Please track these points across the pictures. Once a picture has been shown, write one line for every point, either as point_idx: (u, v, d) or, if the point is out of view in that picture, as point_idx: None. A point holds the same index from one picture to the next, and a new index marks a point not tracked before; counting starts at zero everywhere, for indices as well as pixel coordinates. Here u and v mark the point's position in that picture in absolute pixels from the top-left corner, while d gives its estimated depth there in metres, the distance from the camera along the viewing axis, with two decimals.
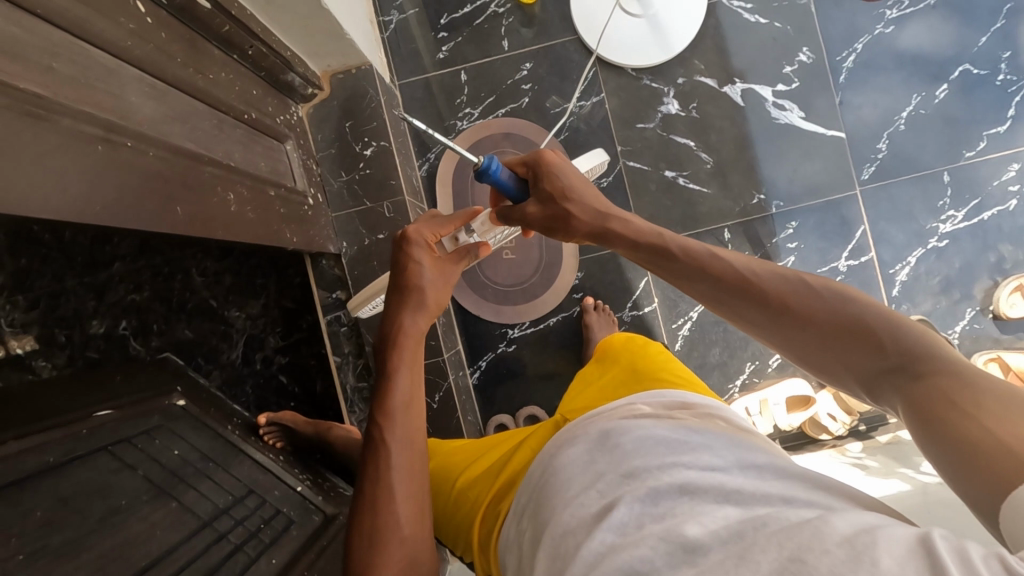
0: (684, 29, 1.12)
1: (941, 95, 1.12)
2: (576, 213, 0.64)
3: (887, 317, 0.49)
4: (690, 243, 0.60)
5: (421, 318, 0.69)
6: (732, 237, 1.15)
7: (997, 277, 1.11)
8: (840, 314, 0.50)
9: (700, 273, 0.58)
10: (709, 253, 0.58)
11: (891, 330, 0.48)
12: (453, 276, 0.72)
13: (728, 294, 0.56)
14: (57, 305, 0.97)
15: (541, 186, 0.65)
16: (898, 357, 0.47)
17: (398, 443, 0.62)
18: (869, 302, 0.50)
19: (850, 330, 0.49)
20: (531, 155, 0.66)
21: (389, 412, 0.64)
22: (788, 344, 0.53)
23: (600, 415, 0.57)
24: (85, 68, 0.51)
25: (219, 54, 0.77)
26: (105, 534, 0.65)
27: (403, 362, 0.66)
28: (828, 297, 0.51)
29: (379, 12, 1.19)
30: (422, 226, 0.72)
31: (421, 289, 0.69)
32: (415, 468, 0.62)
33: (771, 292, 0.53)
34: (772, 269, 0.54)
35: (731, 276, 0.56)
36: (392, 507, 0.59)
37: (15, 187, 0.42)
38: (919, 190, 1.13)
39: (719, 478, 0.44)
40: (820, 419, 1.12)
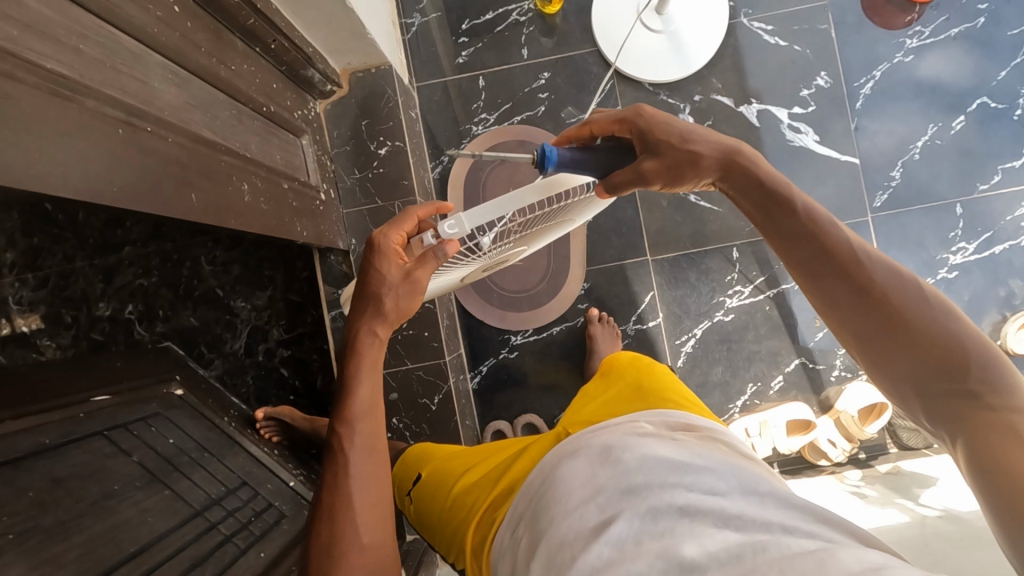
0: (703, 47, 1.12)
1: (958, 126, 1.12)
2: (694, 161, 0.58)
3: (976, 338, 0.50)
4: (812, 206, 0.57)
5: (379, 328, 0.66)
6: (741, 256, 1.14)
7: (1006, 312, 1.10)
8: (934, 322, 0.51)
9: (807, 239, 0.56)
10: (826, 223, 0.56)
11: (976, 351, 0.49)
12: (423, 282, 0.63)
13: (826, 265, 0.55)
14: (67, 285, 1.06)
15: (649, 132, 0.58)
16: (971, 377, 0.49)
17: (358, 453, 0.65)
18: (962, 320, 0.51)
19: (938, 338, 0.50)
20: (631, 104, 0.60)
21: (349, 422, 0.65)
22: (863, 331, 0.54)
23: (605, 428, 0.56)
24: (111, 52, 0.52)
25: (242, 46, 0.78)
26: (97, 517, 0.65)
27: (362, 374, 0.66)
28: (929, 303, 0.52)
29: (402, 14, 1.20)
30: (388, 229, 0.65)
31: (379, 299, 0.64)
32: (375, 475, 0.65)
33: (875, 281, 0.53)
34: (885, 261, 0.54)
35: (843, 252, 0.55)
36: (352, 515, 0.62)
37: (36, 163, 0.42)
38: (930, 220, 1.13)
39: (719, 502, 0.44)
40: (819, 444, 1.10)
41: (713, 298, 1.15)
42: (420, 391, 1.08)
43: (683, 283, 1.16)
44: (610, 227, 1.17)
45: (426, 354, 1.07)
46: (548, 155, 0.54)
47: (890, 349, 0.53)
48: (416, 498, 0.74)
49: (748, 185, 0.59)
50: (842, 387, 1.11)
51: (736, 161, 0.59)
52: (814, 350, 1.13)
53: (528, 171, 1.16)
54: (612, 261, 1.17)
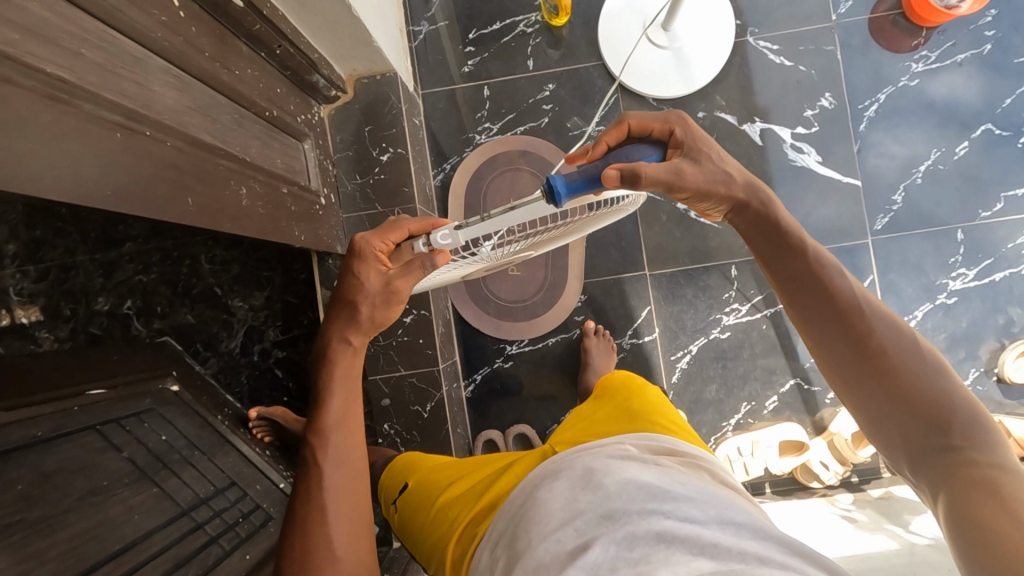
0: (708, 65, 1.12)
1: (962, 152, 1.12)
2: (727, 185, 0.59)
3: (962, 395, 0.53)
4: (819, 252, 0.58)
5: (353, 335, 0.67)
6: (739, 274, 1.14)
7: (1004, 340, 1.10)
8: (926, 377, 0.53)
9: (811, 283, 0.57)
10: (832, 271, 0.57)
11: (963, 407, 0.52)
12: (404, 289, 0.64)
13: (828, 314, 0.56)
14: (66, 278, 1.07)
15: (689, 145, 0.59)
16: (958, 432, 0.51)
17: (331, 463, 0.65)
18: (949, 375, 0.54)
19: (929, 393, 0.53)
20: (674, 114, 0.61)
21: (322, 433, 0.66)
22: (857, 380, 0.56)
23: (590, 449, 0.56)
24: (112, 55, 0.52)
25: (247, 50, 0.78)
26: (83, 513, 0.66)
27: (335, 384, 0.67)
28: (922, 358, 0.54)
29: (410, 21, 1.21)
30: (371, 236, 0.67)
31: (354, 305, 0.65)
32: (348, 486, 0.65)
33: (874, 330, 0.55)
34: (882, 309, 0.56)
35: (845, 298, 0.56)
36: (324, 529, 0.62)
37: (31, 164, 0.42)
38: (931, 245, 1.12)
39: (695, 529, 0.44)
40: (812, 466, 1.09)
41: (710, 315, 1.15)
42: (413, 398, 1.08)
43: (681, 299, 1.15)
44: (609, 240, 1.17)
45: (420, 361, 1.07)
46: (556, 184, 0.54)
47: (884, 400, 0.54)
48: (401, 507, 0.74)
49: (762, 226, 0.59)
50: (836, 410, 1.11)
51: (755, 199, 0.59)
52: (810, 371, 1.12)
53: (529, 182, 1.16)
54: (609, 274, 1.17)
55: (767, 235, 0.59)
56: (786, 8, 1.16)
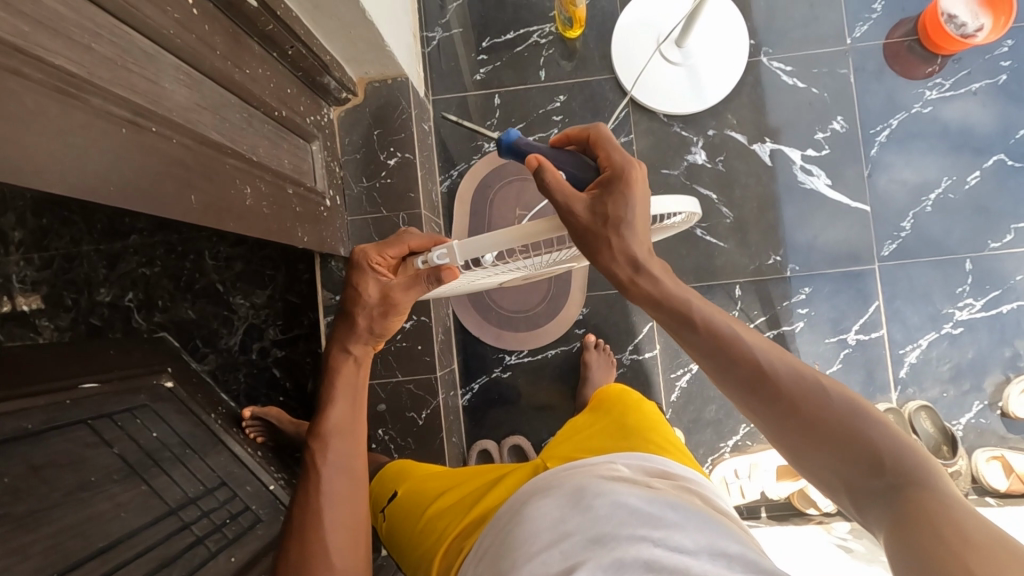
0: (720, 83, 1.12)
1: (973, 181, 1.11)
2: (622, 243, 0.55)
3: (885, 431, 0.51)
4: (718, 313, 0.58)
5: (355, 345, 0.67)
6: (743, 294, 1.13)
7: (1010, 373, 1.08)
8: (845, 420, 0.52)
9: (711, 347, 0.56)
10: (733, 328, 0.57)
11: (889, 443, 0.50)
12: (405, 301, 0.64)
13: (738, 376, 0.55)
14: (70, 267, 1.09)
15: (610, 192, 0.54)
16: (891, 469, 0.49)
17: (330, 469, 0.65)
18: (870, 412, 0.53)
19: (852, 435, 0.51)
20: (633, 160, 0.56)
21: (323, 439, 0.66)
22: (783, 434, 0.54)
23: (581, 468, 0.55)
24: (123, 51, 0.52)
25: (260, 50, 0.79)
26: (70, 508, 0.65)
27: (338, 391, 0.67)
28: (836, 402, 0.53)
29: (424, 27, 1.21)
30: (370, 246, 0.67)
31: (353, 315, 0.66)
32: (345, 491, 0.65)
33: (784, 386, 0.54)
34: (789, 364, 0.55)
35: (748, 359, 0.55)
36: (320, 535, 0.61)
37: (34, 158, 0.42)
38: (939, 274, 1.11)
39: (683, 562, 0.43)
40: (810, 492, 1.08)
41: None
42: (409, 404, 1.07)
43: None
44: None
45: (418, 367, 1.06)
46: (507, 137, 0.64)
47: (813, 449, 0.53)
48: (390, 515, 0.73)
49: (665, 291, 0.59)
50: None
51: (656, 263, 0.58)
52: None
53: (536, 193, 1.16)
54: (613, 288, 1.16)
55: (659, 297, 0.57)
56: (801, 29, 1.15)
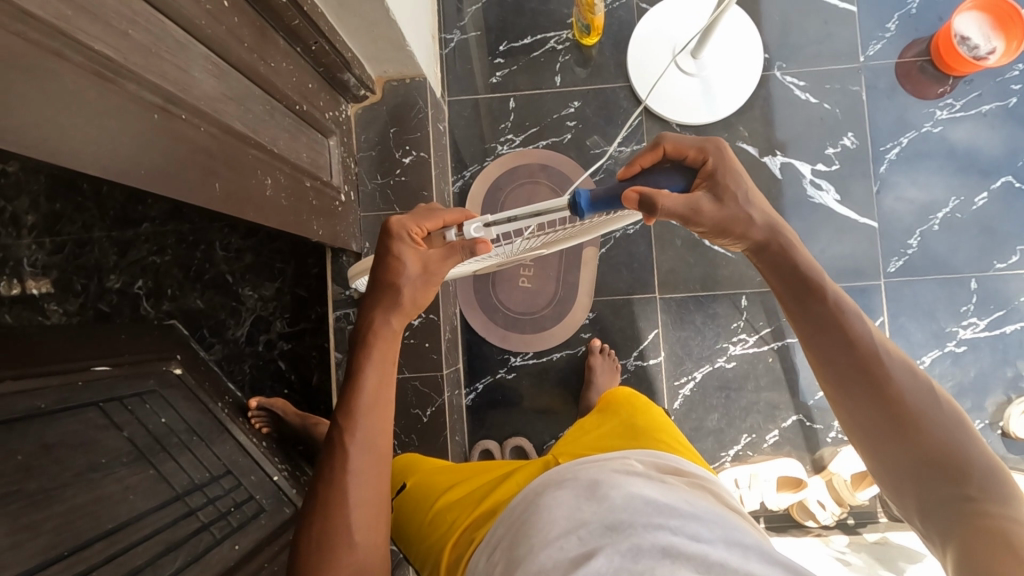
0: (734, 96, 1.13)
1: (981, 202, 1.12)
2: (746, 225, 0.59)
3: (980, 449, 0.52)
4: (842, 298, 0.58)
5: (394, 319, 0.62)
6: (749, 305, 1.14)
7: (1011, 394, 1.09)
8: (944, 425, 0.53)
9: (826, 326, 0.57)
10: (852, 314, 0.57)
11: (978, 460, 0.52)
12: (442, 273, 0.62)
13: (849, 357, 0.55)
14: (81, 253, 1.09)
15: (719, 179, 0.59)
16: (974, 484, 0.50)
17: (358, 448, 0.59)
18: (968, 428, 0.54)
19: (945, 441, 0.52)
20: (713, 143, 0.60)
21: (353, 414, 0.60)
22: (868, 420, 0.55)
23: (595, 463, 0.56)
24: (157, 39, 0.53)
25: (284, 45, 0.80)
26: (80, 489, 0.65)
27: (371, 364, 0.61)
28: (940, 408, 0.54)
29: (443, 29, 1.22)
30: (407, 219, 0.64)
31: (397, 287, 0.61)
32: (373, 473, 0.59)
33: (891, 378, 0.54)
34: (901, 360, 0.55)
35: (863, 343, 0.55)
36: (344, 513, 0.57)
37: (71, 139, 0.43)
38: (943, 292, 1.12)
39: (701, 548, 0.43)
40: (808, 504, 1.09)
41: (717, 344, 1.14)
42: (414, 401, 1.08)
43: (689, 325, 1.15)
44: (621, 260, 1.17)
45: (424, 364, 1.07)
46: (581, 199, 0.58)
47: (896, 443, 0.54)
48: (398, 508, 0.74)
49: (785, 270, 0.59)
50: (837, 449, 1.11)
51: (776, 243, 0.60)
52: (813, 409, 1.12)
53: (547, 196, 1.17)
54: (620, 294, 1.17)
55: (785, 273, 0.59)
56: (815, 45, 1.17)
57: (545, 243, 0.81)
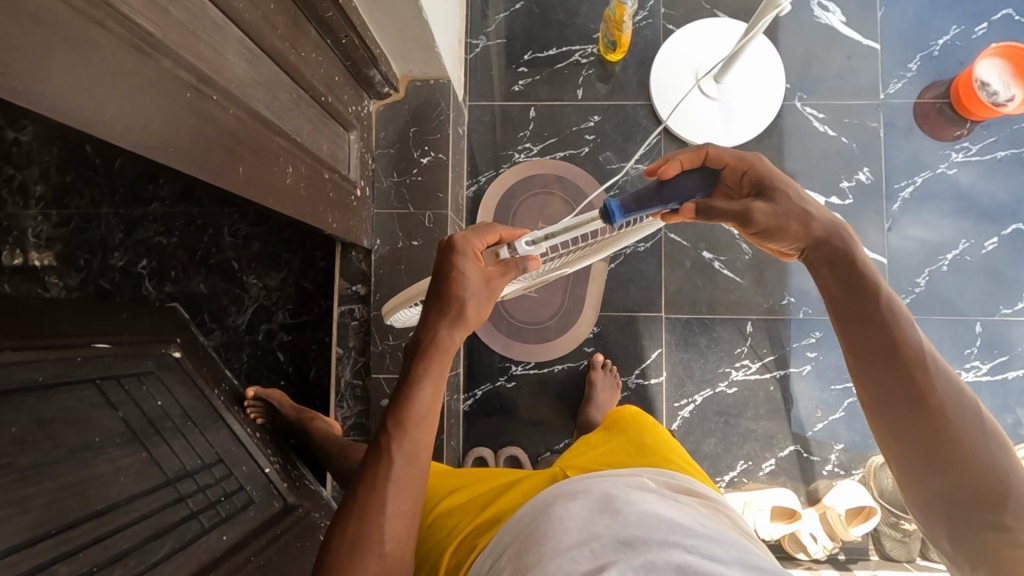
0: (753, 122, 1.14)
1: (990, 247, 1.13)
2: (803, 222, 0.59)
3: (1018, 474, 0.52)
4: (895, 304, 0.56)
5: (457, 333, 0.60)
6: (754, 331, 1.14)
7: (1009, 440, 1.09)
8: (986, 445, 0.52)
9: (877, 332, 0.55)
10: (903, 319, 0.55)
11: (1016, 485, 0.51)
12: (500, 290, 0.63)
13: (894, 362, 0.54)
14: (87, 228, 1.09)
15: (766, 185, 0.61)
16: (1009, 511, 0.51)
17: (404, 457, 0.56)
18: (1006, 451, 0.53)
19: (984, 462, 0.52)
20: (752, 155, 0.63)
21: (403, 422, 0.57)
22: (905, 431, 0.54)
23: (605, 477, 0.55)
24: (195, 19, 0.53)
25: (315, 35, 0.80)
26: (71, 467, 0.64)
27: (428, 374, 0.59)
28: (982, 428, 0.53)
29: (468, 34, 1.23)
30: (471, 235, 0.63)
31: (462, 301, 0.60)
32: (414, 484, 0.56)
33: (935, 393, 0.53)
34: (947, 376, 0.54)
35: (911, 355, 0.54)
36: (378, 519, 0.54)
37: (104, 111, 0.42)
38: (948, 333, 1.12)
39: (718, 568, 0.42)
40: (801, 536, 1.08)
41: (719, 368, 1.14)
42: None
43: (693, 347, 1.15)
44: (630, 277, 1.17)
45: None
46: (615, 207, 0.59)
47: (933, 460, 0.53)
48: None
49: (835, 273, 0.58)
50: (833, 483, 1.10)
51: (834, 244, 0.59)
52: (811, 440, 1.12)
53: (560, 208, 1.16)
54: (625, 311, 1.16)
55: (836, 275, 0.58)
56: (837, 80, 1.18)
57: (561, 265, 0.80)
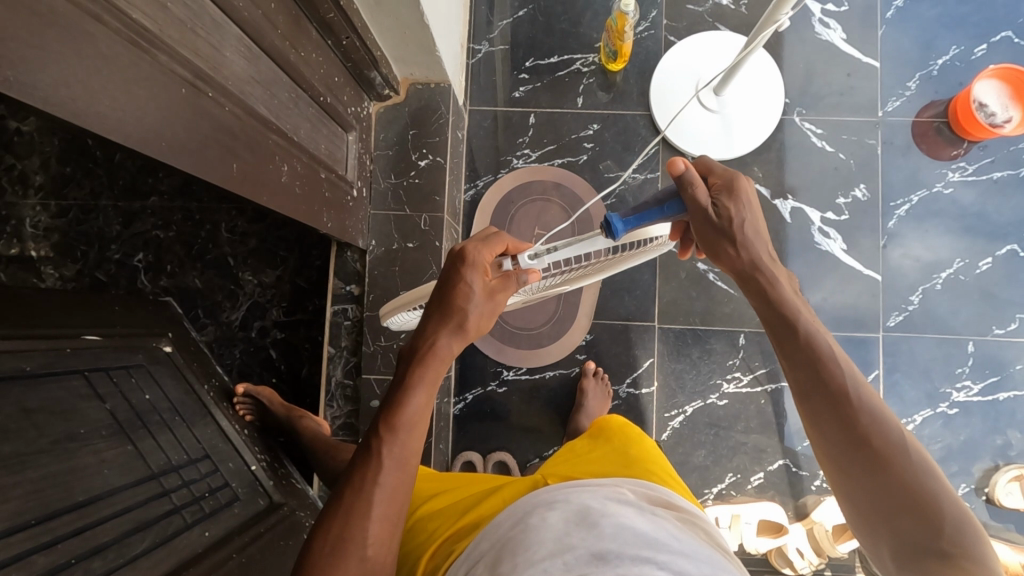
0: (752, 136, 1.14)
1: (984, 267, 1.13)
2: (733, 250, 0.60)
3: (957, 505, 0.53)
4: (818, 334, 0.58)
5: (455, 343, 0.61)
6: (746, 344, 1.14)
7: (999, 461, 1.09)
8: (919, 473, 0.53)
9: (806, 363, 0.57)
10: (829, 351, 0.57)
11: (954, 517, 0.52)
12: (501, 305, 0.63)
13: (822, 397, 0.56)
14: (85, 220, 1.10)
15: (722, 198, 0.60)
16: (947, 536, 0.52)
17: (395, 461, 0.56)
18: (943, 480, 0.54)
19: (918, 491, 0.52)
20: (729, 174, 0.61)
21: (395, 427, 0.57)
22: (845, 464, 0.55)
23: (584, 488, 0.55)
24: (194, 16, 0.53)
25: (316, 36, 0.81)
26: (54, 458, 0.64)
27: (424, 381, 0.59)
28: (913, 457, 0.53)
29: (471, 39, 1.24)
30: (480, 246, 0.62)
31: (464, 312, 0.60)
32: (401, 490, 0.56)
33: (865, 425, 0.54)
34: (879, 406, 0.55)
35: (840, 388, 0.55)
36: (363, 523, 0.53)
37: (98, 104, 0.42)
38: (941, 352, 1.12)
39: None
40: (787, 551, 1.08)
41: (711, 379, 1.14)
42: None
43: (685, 358, 1.15)
44: (624, 286, 1.17)
45: None
46: (617, 224, 0.57)
47: (871, 490, 0.54)
48: None
49: (763, 303, 0.60)
50: (821, 498, 1.10)
51: (758, 275, 0.60)
52: (800, 455, 1.11)
53: (557, 215, 1.17)
54: (619, 319, 1.16)
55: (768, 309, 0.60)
56: (836, 96, 1.18)
57: (567, 280, 0.78)
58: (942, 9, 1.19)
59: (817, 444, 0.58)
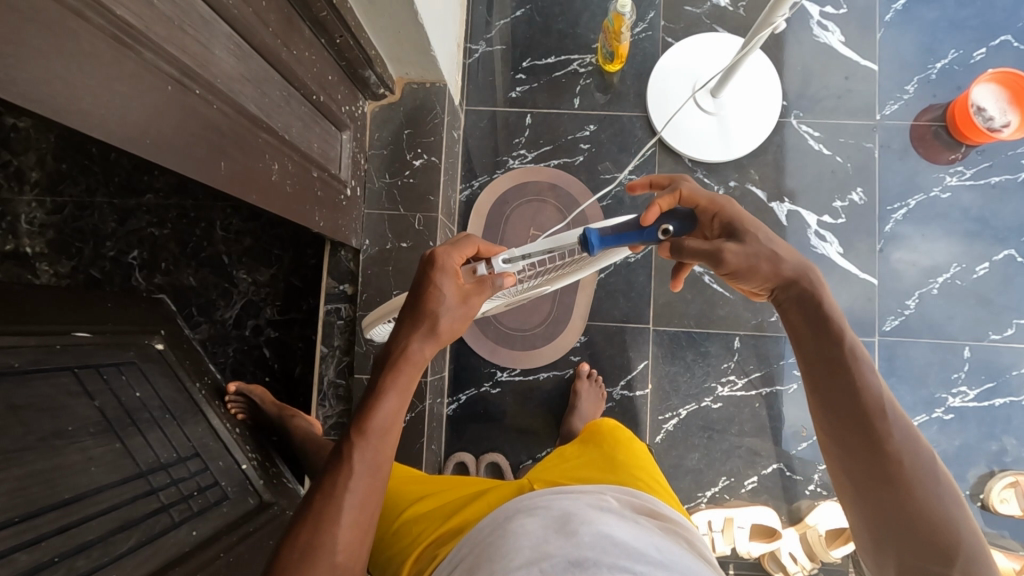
0: (749, 138, 1.14)
1: (981, 272, 1.12)
2: (772, 265, 0.58)
3: (971, 533, 0.52)
4: (856, 347, 0.56)
5: (427, 346, 0.60)
6: (742, 347, 1.13)
7: (994, 467, 1.09)
8: (939, 502, 0.52)
9: (838, 376, 0.55)
10: (866, 367, 0.55)
11: (968, 545, 0.51)
12: (476, 309, 0.63)
13: (852, 411, 0.54)
14: (80, 216, 1.10)
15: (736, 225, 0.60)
16: (958, 564, 0.51)
17: (366, 466, 0.55)
18: (961, 507, 0.52)
19: (936, 515, 0.51)
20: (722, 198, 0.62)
21: (365, 433, 0.56)
22: (863, 479, 0.54)
23: (567, 494, 0.55)
24: (182, 13, 0.53)
25: (310, 34, 0.81)
26: (41, 454, 0.64)
27: (395, 386, 0.58)
28: (933, 479, 0.52)
29: (469, 39, 1.23)
30: (450, 250, 0.63)
31: (435, 316, 0.60)
32: (373, 496, 0.55)
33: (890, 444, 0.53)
34: (905, 427, 0.53)
35: (870, 406, 0.54)
36: (333, 528, 0.52)
37: (80, 99, 0.42)
38: (937, 357, 1.12)
39: None
40: (780, 555, 1.08)
41: (705, 382, 1.14)
42: None
43: (679, 361, 1.14)
44: (619, 288, 1.17)
45: None
46: (593, 237, 0.58)
47: (887, 511, 0.53)
48: None
49: (800, 309, 0.58)
50: (815, 503, 1.09)
51: (800, 284, 0.58)
52: (794, 459, 1.11)
53: (552, 216, 1.17)
54: (614, 321, 1.16)
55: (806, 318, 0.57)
56: (834, 99, 1.18)
57: (548, 280, 0.77)
58: (941, 13, 1.18)
59: (836, 456, 0.56)
